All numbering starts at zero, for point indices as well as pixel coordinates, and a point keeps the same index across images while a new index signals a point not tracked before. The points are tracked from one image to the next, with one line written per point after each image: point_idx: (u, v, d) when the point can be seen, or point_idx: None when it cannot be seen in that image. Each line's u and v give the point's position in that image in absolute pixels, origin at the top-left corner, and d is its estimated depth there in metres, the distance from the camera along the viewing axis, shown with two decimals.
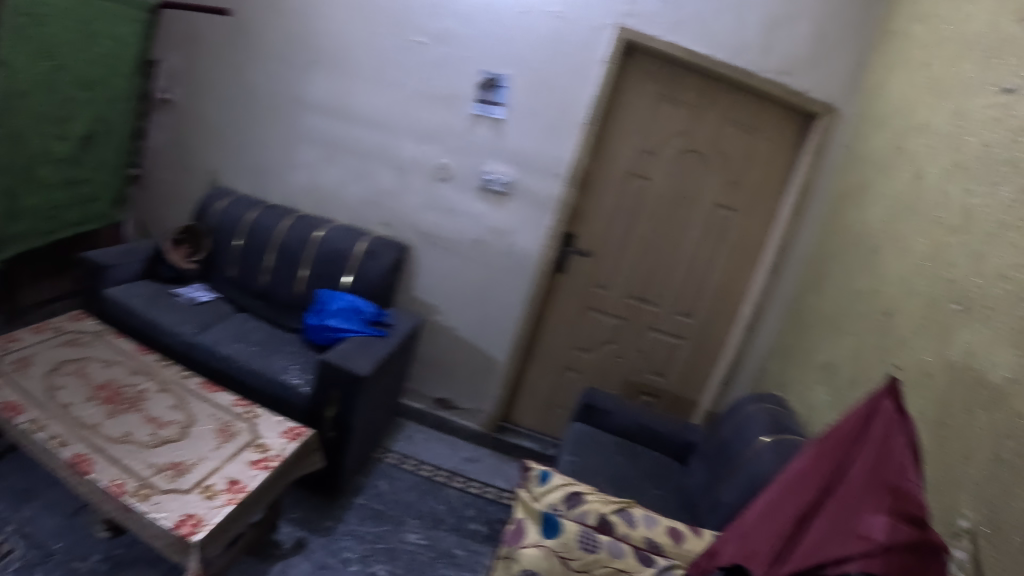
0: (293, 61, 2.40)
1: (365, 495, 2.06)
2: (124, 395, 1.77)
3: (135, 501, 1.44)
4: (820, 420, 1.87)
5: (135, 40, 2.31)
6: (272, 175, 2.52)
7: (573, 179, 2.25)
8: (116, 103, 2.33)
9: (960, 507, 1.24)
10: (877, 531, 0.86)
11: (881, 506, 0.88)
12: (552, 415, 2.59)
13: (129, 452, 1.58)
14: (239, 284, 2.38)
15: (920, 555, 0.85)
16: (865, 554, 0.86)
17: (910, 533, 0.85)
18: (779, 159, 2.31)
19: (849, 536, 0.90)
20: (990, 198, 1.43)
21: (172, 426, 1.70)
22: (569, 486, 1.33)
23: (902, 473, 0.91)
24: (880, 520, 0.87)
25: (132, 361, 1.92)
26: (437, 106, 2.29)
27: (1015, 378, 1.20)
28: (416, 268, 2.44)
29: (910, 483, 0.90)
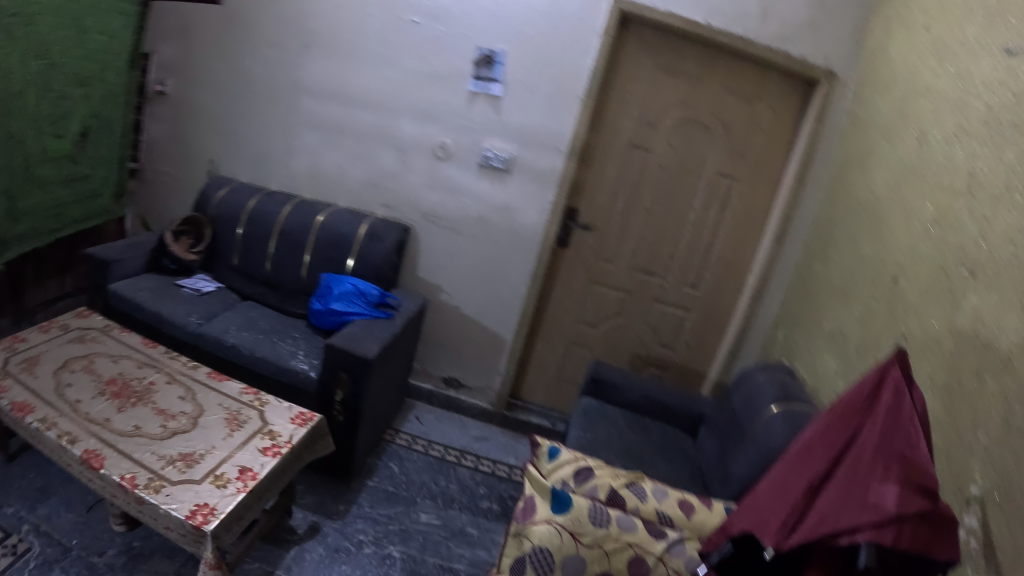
0: (290, 46, 2.37)
1: (379, 476, 2.08)
2: (133, 389, 1.77)
3: (148, 494, 1.45)
4: (827, 386, 1.88)
5: (127, 34, 2.29)
6: (274, 162, 2.51)
7: (573, 153, 2.24)
8: (110, 99, 2.31)
9: (970, 473, 1.24)
10: (887, 501, 0.86)
11: (893, 476, 0.88)
12: (563, 390, 2.62)
13: (140, 445, 1.58)
14: (243, 272, 2.38)
15: (926, 525, 0.85)
16: (874, 525, 0.85)
17: (921, 502, 0.85)
18: (782, 127, 2.29)
19: (857, 504, 0.89)
20: (995, 162, 1.41)
21: (181, 418, 1.70)
22: (579, 462, 1.33)
23: (912, 442, 0.91)
24: (893, 490, 0.86)
25: (139, 354, 1.92)
26: (436, 83, 2.27)
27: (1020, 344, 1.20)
28: (418, 249, 2.44)
29: (921, 453, 0.89)
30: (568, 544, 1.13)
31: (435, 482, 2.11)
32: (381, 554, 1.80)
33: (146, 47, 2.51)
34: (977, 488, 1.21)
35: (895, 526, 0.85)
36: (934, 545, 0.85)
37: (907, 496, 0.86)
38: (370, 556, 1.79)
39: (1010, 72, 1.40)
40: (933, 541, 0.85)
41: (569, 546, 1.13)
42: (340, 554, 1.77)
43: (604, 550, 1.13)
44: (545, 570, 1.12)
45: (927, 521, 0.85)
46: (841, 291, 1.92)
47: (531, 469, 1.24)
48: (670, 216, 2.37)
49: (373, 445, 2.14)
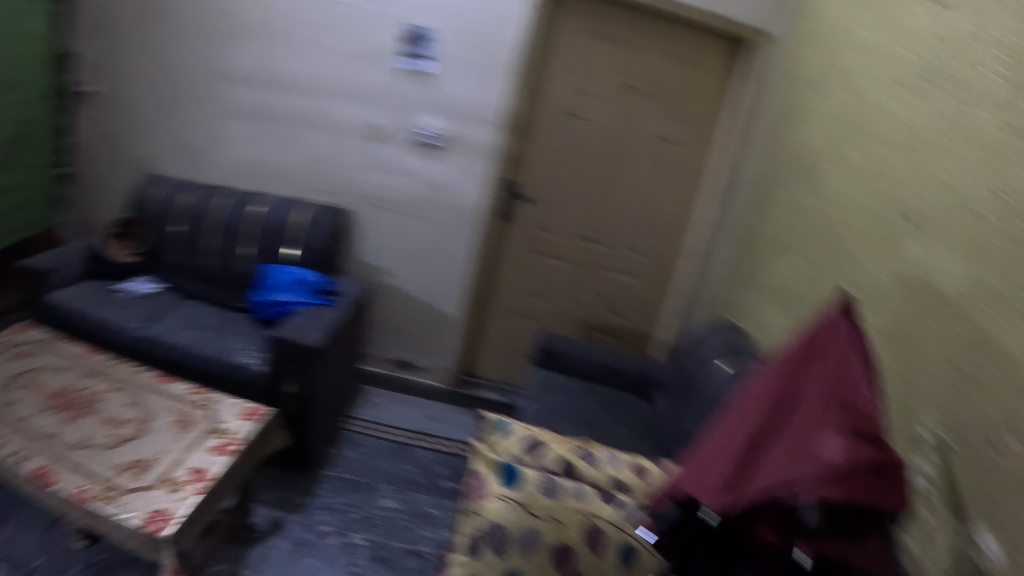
0: (215, 34, 2.29)
1: (338, 465, 2.05)
2: (80, 399, 1.71)
3: (102, 505, 1.41)
4: (773, 339, 1.93)
5: (39, 35, 2.24)
6: (206, 155, 2.43)
7: (509, 126, 2.26)
8: (27, 104, 2.24)
9: (917, 417, 1.28)
10: (828, 453, 0.83)
11: (839, 426, 0.85)
12: (516, 363, 2.63)
13: (90, 456, 1.53)
14: (186, 270, 2.30)
15: (874, 476, 0.83)
16: (821, 478, 0.82)
17: (867, 451, 0.82)
18: (710, 90, 2.38)
19: (801, 456, 0.85)
20: (929, 113, 1.44)
21: (130, 424, 1.65)
22: (529, 434, 1.34)
23: (856, 389, 0.88)
24: (838, 440, 0.83)
25: (83, 364, 1.84)
26: (369, 63, 2.23)
27: (962, 290, 1.23)
28: (359, 233, 2.41)
29: (866, 402, 0.86)
30: (521, 517, 1.15)
31: (396, 466, 2.10)
32: (346, 543, 1.79)
33: (70, 47, 2.38)
34: (927, 433, 1.24)
35: (842, 478, 0.81)
36: (882, 496, 0.82)
37: (853, 446, 0.82)
38: (335, 545, 1.78)
39: (943, 24, 1.43)
40: (881, 491, 0.82)
41: (521, 519, 1.14)
42: (304, 547, 1.75)
43: (557, 520, 1.15)
44: (501, 544, 1.13)
45: (875, 472, 0.83)
46: (782, 246, 1.96)
47: (478, 446, 1.26)
48: (608, 182, 2.43)
49: (329, 435, 2.10)
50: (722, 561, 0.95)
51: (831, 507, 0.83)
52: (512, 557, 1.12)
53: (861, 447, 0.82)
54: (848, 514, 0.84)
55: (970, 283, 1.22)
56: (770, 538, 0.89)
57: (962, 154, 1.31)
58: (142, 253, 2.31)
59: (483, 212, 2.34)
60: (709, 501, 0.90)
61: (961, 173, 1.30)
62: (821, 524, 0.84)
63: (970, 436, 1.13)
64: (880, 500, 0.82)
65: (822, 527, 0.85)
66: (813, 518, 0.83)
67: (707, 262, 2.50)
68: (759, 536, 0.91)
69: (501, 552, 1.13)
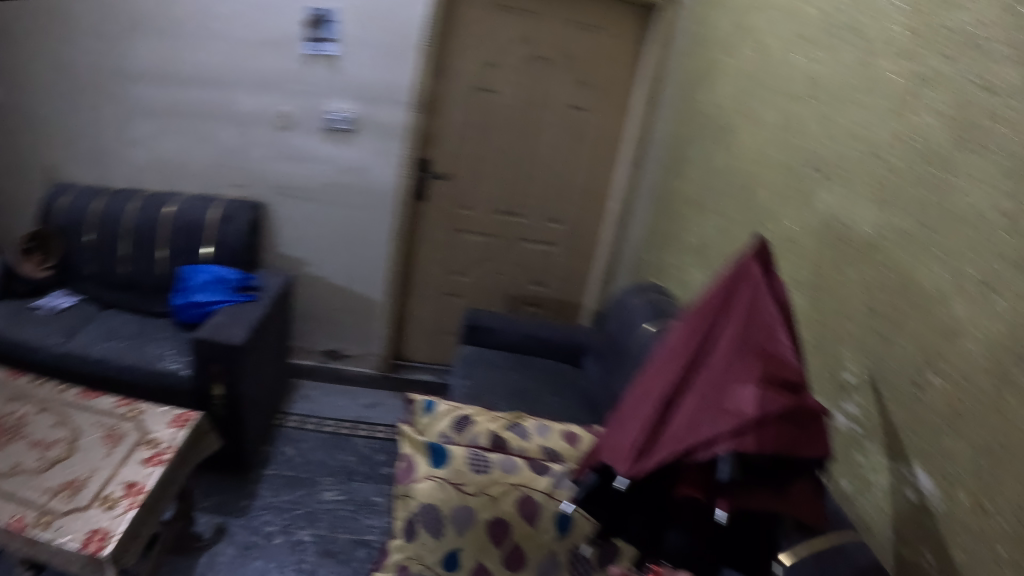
0: (112, 30, 2.17)
1: (276, 463, 2.02)
2: (8, 424, 1.63)
3: (38, 531, 1.35)
4: (693, 295, 1.98)
5: None
6: (112, 158, 2.32)
7: (418, 104, 2.23)
8: None
9: (844, 362, 1.31)
10: (744, 405, 0.82)
11: (754, 376, 0.84)
12: (444, 343, 2.69)
13: (23, 482, 1.47)
14: (98, 279, 2.21)
15: (792, 424, 0.83)
16: (737, 430, 0.82)
17: (782, 401, 0.81)
18: (623, 57, 2.39)
19: (718, 411, 0.85)
20: (835, 66, 1.46)
21: (59, 445, 1.57)
22: (456, 412, 1.32)
23: (772, 336, 0.87)
24: (752, 392, 0.83)
25: (10, 387, 1.75)
26: (270, 50, 2.16)
27: (880, 231, 1.25)
28: (273, 225, 2.36)
29: (781, 350, 0.86)
30: (453, 496, 1.16)
31: (333, 458, 2.09)
32: (293, 541, 1.77)
33: None
34: (854, 377, 1.28)
35: (759, 428, 0.81)
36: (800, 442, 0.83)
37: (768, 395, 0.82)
38: (282, 545, 1.75)
39: None
40: (799, 438, 0.83)
41: (453, 498, 1.15)
42: (251, 550, 1.72)
43: (489, 496, 1.16)
44: (435, 524, 1.15)
45: (793, 419, 0.83)
46: (699, 205, 1.99)
47: (404, 429, 1.24)
48: (522, 154, 2.45)
49: (264, 434, 2.08)
50: (650, 518, 0.95)
51: (750, 457, 0.84)
52: (448, 536, 1.14)
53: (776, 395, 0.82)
54: (769, 463, 0.85)
55: (888, 228, 1.23)
56: (694, 493, 0.88)
57: (872, 105, 1.32)
58: (55, 266, 2.19)
59: (393, 192, 2.33)
60: (626, 465, 0.91)
61: (873, 125, 1.31)
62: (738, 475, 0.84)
63: (892, 374, 1.17)
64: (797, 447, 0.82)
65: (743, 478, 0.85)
66: (728, 472, 0.83)
67: (623, 226, 2.53)
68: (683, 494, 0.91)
69: (435, 532, 1.15)
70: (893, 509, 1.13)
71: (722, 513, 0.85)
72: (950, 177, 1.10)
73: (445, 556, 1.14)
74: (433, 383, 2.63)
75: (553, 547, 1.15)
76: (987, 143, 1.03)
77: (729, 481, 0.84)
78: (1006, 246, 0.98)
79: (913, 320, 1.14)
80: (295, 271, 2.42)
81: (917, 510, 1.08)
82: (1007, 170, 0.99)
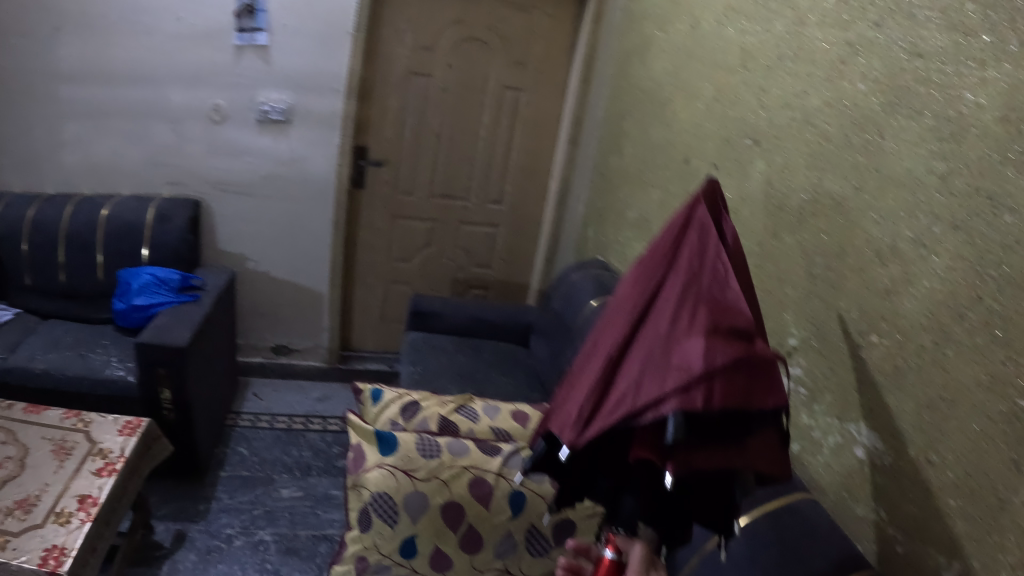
0: (39, 31, 2.07)
1: (230, 464, 2.00)
2: None
3: None
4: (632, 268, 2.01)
5: None
6: (44, 163, 2.23)
7: (352, 90, 2.21)
8: None
9: (787, 328, 1.29)
10: (692, 358, 0.72)
11: (702, 325, 0.74)
12: (392, 330, 2.68)
13: None
14: (37, 291, 2.14)
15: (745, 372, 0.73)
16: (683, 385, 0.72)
17: (733, 350, 0.72)
18: (559, 37, 2.39)
19: (664, 367, 0.75)
20: (766, 36, 1.46)
21: (7, 463, 1.47)
22: (403, 398, 1.32)
23: (721, 283, 0.78)
24: (699, 343, 0.73)
25: None
26: (198, 43, 2.10)
27: (811, 197, 1.26)
28: (209, 221, 2.31)
29: (732, 297, 0.76)
30: (404, 484, 1.15)
31: (288, 454, 2.09)
32: (254, 542, 1.75)
33: None
34: (797, 341, 1.26)
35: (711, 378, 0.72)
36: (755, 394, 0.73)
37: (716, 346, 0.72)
38: (244, 546, 1.73)
39: None
40: (753, 390, 0.73)
41: (404, 485, 1.15)
42: (213, 555, 1.69)
43: (441, 481, 1.16)
44: (389, 513, 1.14)
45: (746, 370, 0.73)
46: (637, 179, 2.01)
47: (353, 416, 1.21)
48: (460, 138, 2.43)
49: (216, 436, 2.05)
50: (611, 489, 0.86)
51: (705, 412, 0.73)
52: (403, 524, 1.14)
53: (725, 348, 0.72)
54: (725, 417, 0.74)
55: (821, 191, 1.22)
56: (648, 457, 0.76)
57: (801, 71, 1.32)
58: None
59: (335, 182, 2.31)
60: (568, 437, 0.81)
61: (803, 93, 1.30)
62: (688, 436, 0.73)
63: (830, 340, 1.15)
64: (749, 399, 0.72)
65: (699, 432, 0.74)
66: (672, 433, 0.71)
67: (563, 204, 2.54)
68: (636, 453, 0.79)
69: (390, 520, 1.14)
70: (836, 469, 1.12)
71: (672, 480, 0.74)
72: (878, 138, 1.09)
73: (402, 543, 1.14)
74: (383, 372, 2.62)
75: (507, 526, 1.16)
76: (922, 106, 0.99)
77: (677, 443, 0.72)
78: (940, 209, 0.95)
79: (840, 282, 1.14)
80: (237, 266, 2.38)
81: (850, 465, 1.09)
82: (939, 131, 0.96)
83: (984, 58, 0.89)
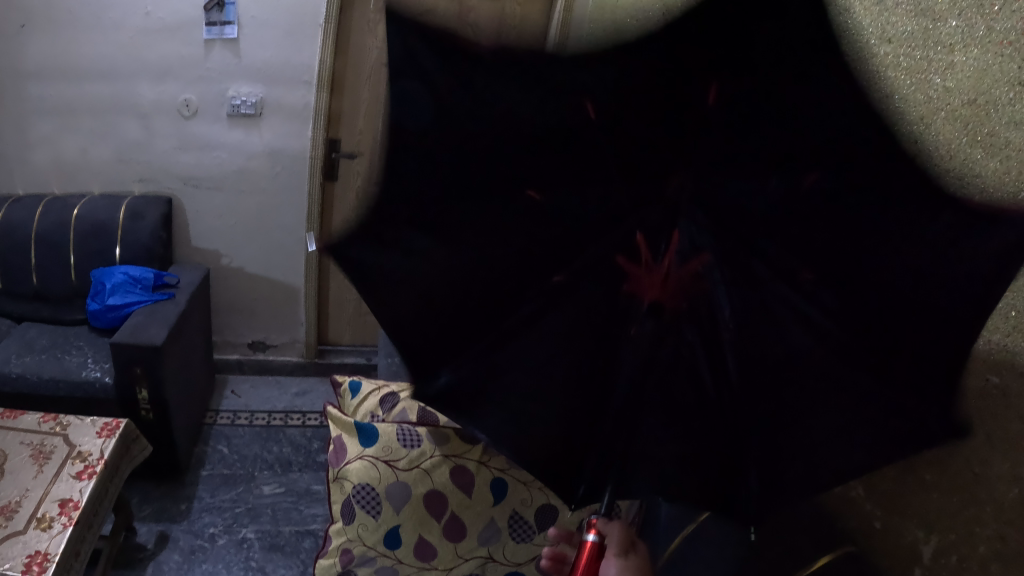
0: (3, 29, 2.05)
1: (210, 463, 1.99)
2: None
3: None
4: None
5: None
6: (16, 163, 2.23)
7: (322, 83, 2.13)
8: None
9: None
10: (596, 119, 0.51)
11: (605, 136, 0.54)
12: (367, 324, 2.58)
13: None
14: (9, 294, 2.13)
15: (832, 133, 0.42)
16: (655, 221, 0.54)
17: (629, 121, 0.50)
18: None
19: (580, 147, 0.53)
20: None
21: None
22: (382, 389, 1.30)
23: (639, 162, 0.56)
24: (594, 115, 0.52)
25: None
26: (166, 36, 2.07)
27: None
28: (182, 217, 2.30)
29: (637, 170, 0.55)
30: (386, 474, 1.15)
31: (268, 450, 2.08)
32: (237, 540, 1.74)
33: None
34: None
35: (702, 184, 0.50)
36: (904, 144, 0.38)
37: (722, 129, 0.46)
38: (227, 545, 1.72)
39: None
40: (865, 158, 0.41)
41: (386, 476, 1.15)
42: (197, 555, 1.68)
43: (422, 469, 1.16)
44: (372, 503, 1.15)
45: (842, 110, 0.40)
46: None
47: (331, 410, 1.22)
48: None
49: (195, 435, 2.03)
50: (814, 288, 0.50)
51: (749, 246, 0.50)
52: (385, 514, 1.14)
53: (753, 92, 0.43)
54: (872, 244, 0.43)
55: None
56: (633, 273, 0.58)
57: None
58: None
59: (308, 176, 2.27)
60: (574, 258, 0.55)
61: None
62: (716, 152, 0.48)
63: None
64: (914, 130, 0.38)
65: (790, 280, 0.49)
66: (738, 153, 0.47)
67: None
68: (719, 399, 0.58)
69: (372, 511, 1.15)
70: None
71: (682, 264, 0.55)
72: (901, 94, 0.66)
73: (386, 534, 1.15)
74: (362, 365, 2.61)
75: (490, 513, 1.16)
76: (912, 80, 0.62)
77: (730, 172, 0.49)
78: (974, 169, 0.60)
79: None
80: (211, 263, 2.38)
81: None
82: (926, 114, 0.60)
83: (952, 44, 0.56)
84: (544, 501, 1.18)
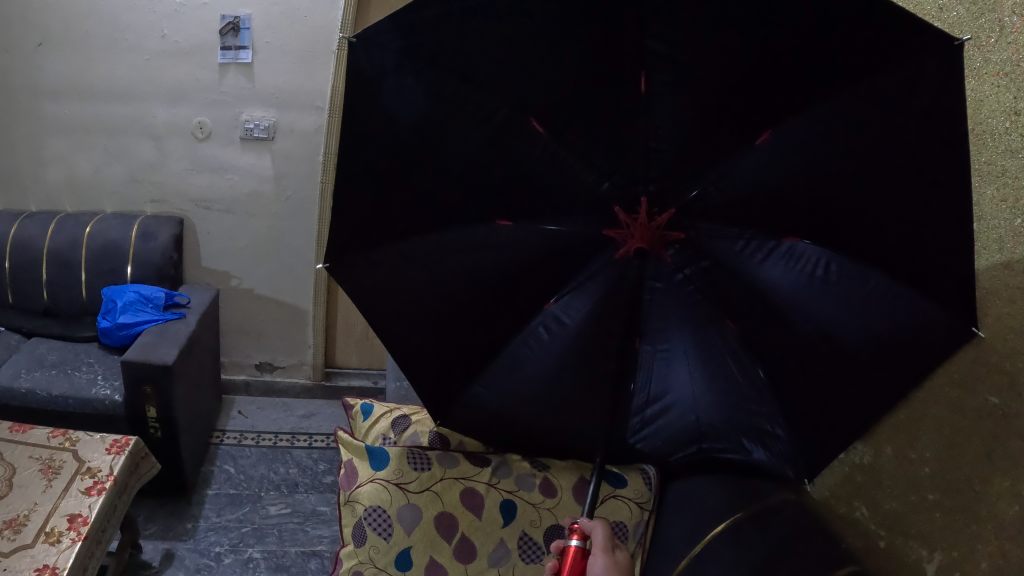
0: (24, 48, 2.11)
1: (217, 482, 2.01)
2: None
3: None
4: None
5: None
6: (31, 181, 2.27)
7: (333, 106, 2.15)
8: None
9: None
10: (614, 81, 0.80)
11: (599, 120, 0.84)
12: (376, 347, 2.56)
13: None
14: (20, 308, 2.17)
15: (776, 82, 0.73)
16: (643, 209, 0.89)
17: (626, 78, 0.80)
18: None
19: (601, 121, 0.85)
20: None
21: None
22: (394, 412, 1.33)
23: (624, 152, 0.86)
24: (591, 104, 0.83)
25: None
26: (180, 60, 2.10)
27: None
28: (193, 236, 2.33)
29: (614, 156, 0.87)
30: (398, 497, 1.19)
31: (275, 471, 2.09)
32: (243, 559, 1.76)
33: None
34: None
35: (691, 159, 0.84)
36: (836, 52, 0.69)
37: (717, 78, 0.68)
38: (233, 565, 1.73)
39: None
40: (788, 96, 0.74)
41: (398, 499, 1.19)
42: (202, 573, 1.69)
43: (434, 492, 1.20)
44: (384, 525, 1.18)
45: (783, 64, 0.71)
46: None
47: (342, 435, 1.26)
48: None
49: (201, 455, 2.05)
50: (791, 210, 0.81)
51: (761, 196, 0.82)
52: (396, 536, 1.17)
53: (703, 73, 0.75)
54: (842, 142, 0.74)
55: None
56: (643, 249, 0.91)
57: None
58: None
59: (318, 200, 2.28)
60: (617, 204, 0.91)
61: None
62: (707, 97, 0.77)
63: (899, 412, 0.98)
64: (847, 47, 0.68)
65: (803, 215, 0.80)
66: (712, 93, 0.76)
67: None
68: (753, 325, 0.90)
69: (384, 533, 1.17)
70: (832, 478, 1.12)
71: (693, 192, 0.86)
72: (1013, 38, 0.82)
73: (398, 555, 1.16)
74: (367, 389, 2.58)
75: (501, 533, 1.18)
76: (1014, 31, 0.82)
77: (713, 118, 0.78)
78: (1017, 77, 0.81)
79: None
80: (222, 284, 2.41)
81: (845, 470, 1.09)
82: (1017, 44, 0.82)
83: None
84: (553, 521, 1.19)
